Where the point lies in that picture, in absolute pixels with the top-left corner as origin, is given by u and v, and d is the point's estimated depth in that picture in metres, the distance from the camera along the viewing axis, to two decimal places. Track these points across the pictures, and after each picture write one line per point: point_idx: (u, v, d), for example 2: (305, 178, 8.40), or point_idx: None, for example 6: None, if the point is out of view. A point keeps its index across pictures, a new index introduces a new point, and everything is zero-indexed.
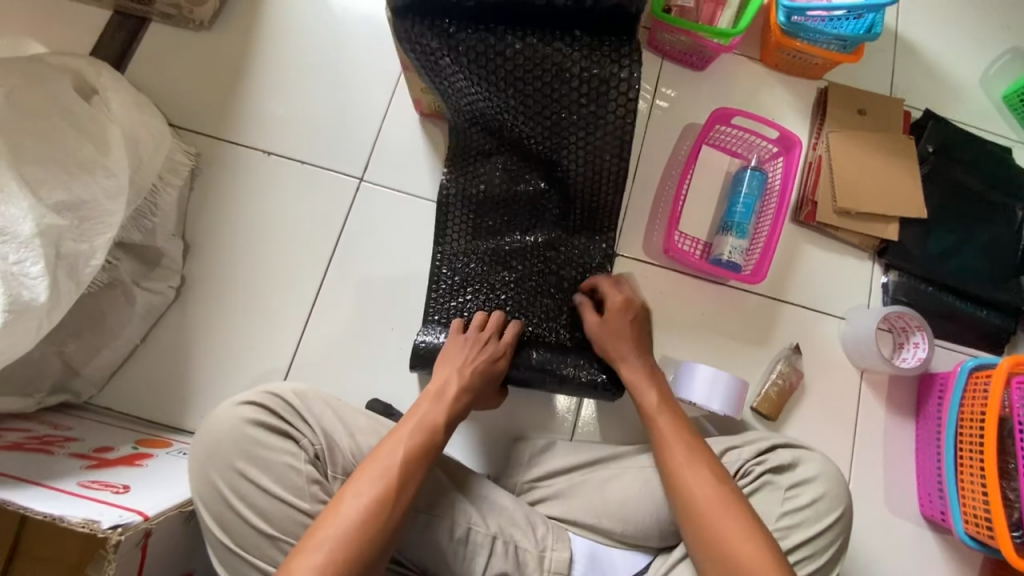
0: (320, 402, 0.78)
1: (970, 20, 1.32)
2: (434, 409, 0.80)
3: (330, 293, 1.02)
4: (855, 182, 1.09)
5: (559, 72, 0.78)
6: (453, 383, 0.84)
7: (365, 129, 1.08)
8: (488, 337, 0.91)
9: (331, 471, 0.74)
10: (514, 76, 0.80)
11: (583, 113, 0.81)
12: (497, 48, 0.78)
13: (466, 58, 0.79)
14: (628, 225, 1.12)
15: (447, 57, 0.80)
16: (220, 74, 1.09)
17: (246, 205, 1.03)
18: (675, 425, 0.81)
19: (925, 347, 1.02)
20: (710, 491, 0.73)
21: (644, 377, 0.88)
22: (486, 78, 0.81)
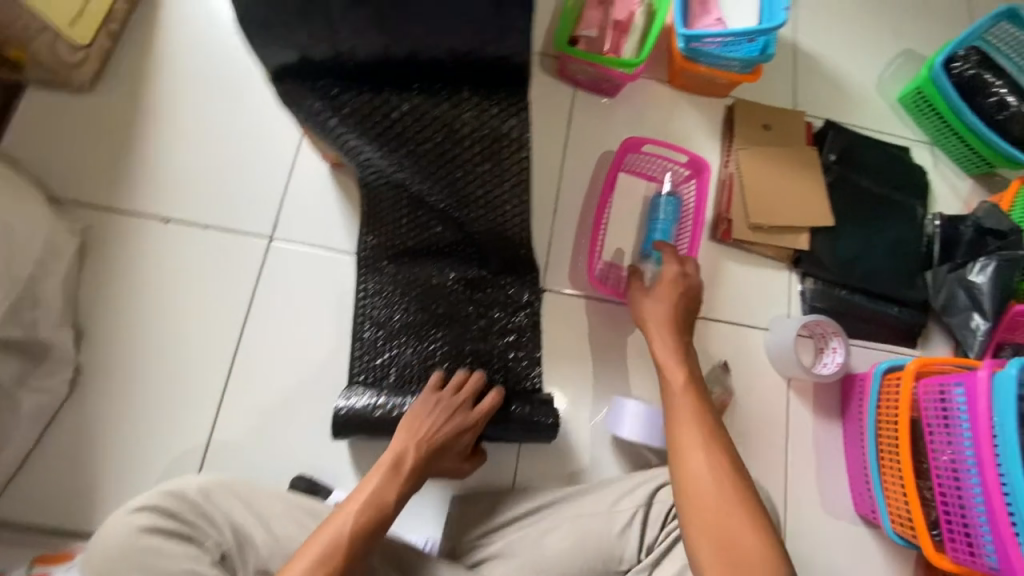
0: (227, 496, 0.76)
1: (864, 25, 1.38)
2: (389, 484, 0.78)
3: (248, 364, 0.97)
4: (765, 198, 1.13)
5: (451, 132, 0.77)
6: (413, 456, 0.82)
7: (272, 185, 1.04)
8: (461, 400, 0.90)
9: (239, 568, 0.75)
10: (407, 137, 0.77)
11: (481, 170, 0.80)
12: (385, 110, 0.75)
13: (354, 120, 0.76)
14: (555, 258, 1.12)
15: (334, 119, 0.76)
16: (109, 140, 1.02)
17: (146, 280, 0.97)
18: (694, 409, 0.80)
19: (842, 352, 1.07)
20: (715, 472, 0.75)
21: (673, 355, 0.87)
22: (377, 140, 0.78)
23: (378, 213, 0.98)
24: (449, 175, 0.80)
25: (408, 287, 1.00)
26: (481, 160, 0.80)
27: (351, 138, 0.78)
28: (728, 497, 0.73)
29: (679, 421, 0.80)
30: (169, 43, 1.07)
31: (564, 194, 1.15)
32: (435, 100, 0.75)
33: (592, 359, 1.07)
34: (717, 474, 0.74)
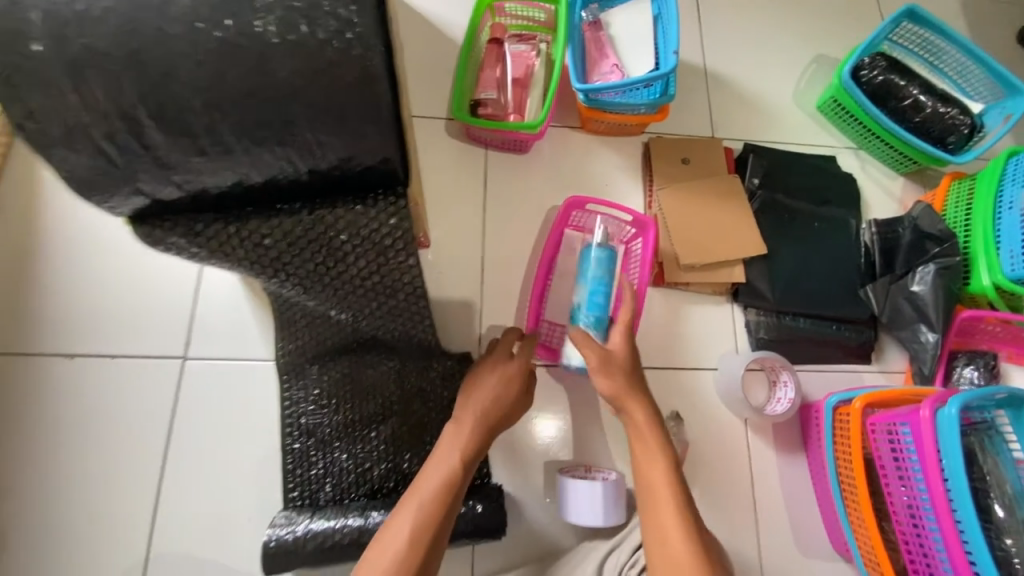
0: None
1: (774, 38, 1.37)
2: (434, 487, 0.76)
3: (177, 495, 0.94)
4: (693, 236, 1.10)
5: (330, 245, 0.73)
6: (473, 431, 0.82)
7: (178, 302, 1.00)
8: (521, 360, 0.92)
9: None
10: (287, 254, 0.74)
11: (372, 272, 0.78)
12: (259, 235, 0.71)
13: (225, 248, 0.72)
14: (488, 329, 1.09)
15: (206, 251, 0.72)
16: (6, 280, 0.98)
17: (62, 424, 0.95)
18: (668, 480, 0.79)
19: (792, 386, 1.04)
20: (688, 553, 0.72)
21: (637, 411, 0.86)
22: (258, 260, 0.75)
23: (285, 319, 0.93)
24: (340, 278, 0.80)
25: (331, 388, 0.96)
26: (369, 263, 0.77)
27: (230, 263, 0.76)
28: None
29: (654, 490, 0.79)
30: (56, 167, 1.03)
31: (488, 259, 1.12)
32: (304, 217, 0.69)
33: (539, 430, 1.03)
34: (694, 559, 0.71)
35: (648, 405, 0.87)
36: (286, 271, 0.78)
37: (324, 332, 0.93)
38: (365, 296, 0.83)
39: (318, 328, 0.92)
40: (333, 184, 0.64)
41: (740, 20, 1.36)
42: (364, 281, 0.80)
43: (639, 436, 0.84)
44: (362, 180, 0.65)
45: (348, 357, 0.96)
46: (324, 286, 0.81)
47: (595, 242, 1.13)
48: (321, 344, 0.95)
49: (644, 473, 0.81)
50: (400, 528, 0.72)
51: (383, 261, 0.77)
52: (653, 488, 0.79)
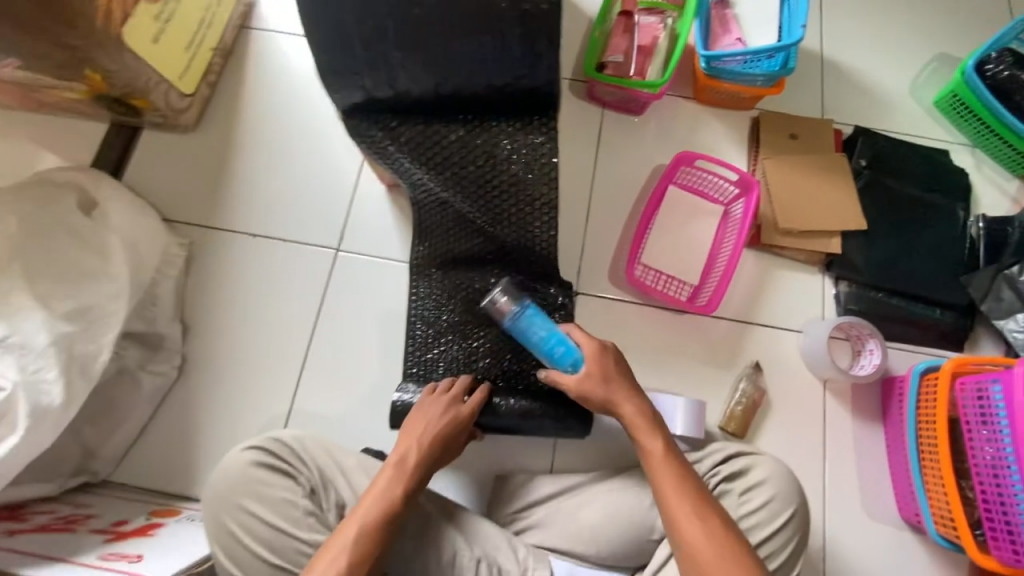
0: (317, 443, 0.87)
1: (896, 34, 1.40)
2: (393, 482, 0.80)
3: (316, 359, 1.12)
4: (793, 203, 1.17)
5: (489, 146, 0.93)
6: (416, 453, 0.84)
7: (337, 203, 1.20)
8: (453, 397, 0.93)
9: (326, 504, 0.83)
10: (452, 152, 0.93)
11: (515, 173, 0.94)
12: (436, 139, 0.92)
13: (407, 142, 0.91)
14: (590, 264, 1.18)
15: (392, 146, 0.92)
16: (208, 169, 1.21)
17: (237, 291, 1.14)
18: (677, 479, 0.77)
19: (878, 353, 1.08)
20: (709, 541, 0.72)
21: (642, 417, 0.84)
22: (428, 157, 0.92)
23: (420, 228, 1.05)
24: (489, 180, 0.95)
25: (452, 296, 1.04)
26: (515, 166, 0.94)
27: (405, 157, 0.93)
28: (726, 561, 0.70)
29: (671, 499, 0.76)
30: (255, 86, 1.26)
31: (595, 204, 1.23)
32: (474, 123, 0.92)
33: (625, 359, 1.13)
34: (711, 547, 0.72)
35: (643, 404, 0.86)
36: (445, 169, 0.94)
37: (454, 243, 1.02)
38: (506, 199, 0.96)
39: (450, 237, 1.02)
40: (505, 99, 0.89)
41: (865, 15, 1.40)
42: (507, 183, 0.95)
43: (644, 444, 0.81)
44: (528, 95, 0.89)
45: (468, 274, 1.04)
46: (472, 188, 0.96)
47: (698, 200, 1.21)
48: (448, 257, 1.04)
49: (659, 483, 0.78)
50: (372, 509, 0.76)
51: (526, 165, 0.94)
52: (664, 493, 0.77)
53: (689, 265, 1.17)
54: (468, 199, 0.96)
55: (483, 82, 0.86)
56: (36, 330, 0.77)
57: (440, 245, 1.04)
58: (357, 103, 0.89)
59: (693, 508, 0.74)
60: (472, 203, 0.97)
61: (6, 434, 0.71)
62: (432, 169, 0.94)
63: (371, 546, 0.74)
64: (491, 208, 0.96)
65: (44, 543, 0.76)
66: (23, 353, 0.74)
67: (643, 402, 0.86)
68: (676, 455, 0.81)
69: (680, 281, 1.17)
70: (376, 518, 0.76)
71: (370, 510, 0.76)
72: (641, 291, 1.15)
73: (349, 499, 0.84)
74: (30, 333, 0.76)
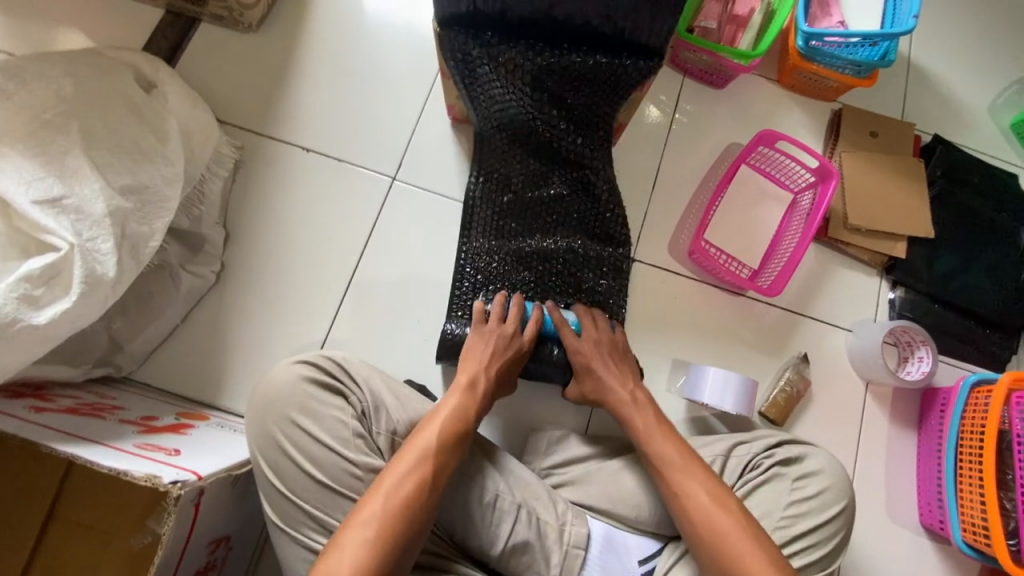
0: (368, 369, 0.86)
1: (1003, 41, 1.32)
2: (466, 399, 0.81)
3: (359, 287, 1.06)
4: (865, 200, 1.14)
5: (587, 79, 0.88)
6: (485, 379, 0.84)
7: (400, 129, 1.12)
8: (512, 330, 0.89)
9: (375, 428, 0.81)
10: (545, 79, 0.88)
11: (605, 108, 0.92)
12: (534, 61, 0.86)
13: (500, 62, 0.86)
14: (652, 232, 1.14)
15: (486, 65, 0.86)
16: (265, 73, 1.13)
17: (285, 209, 1.08)
18: (681, 458, 0.80)
19: (929, 361, 1.07)
20: (715, 511, 0.75)
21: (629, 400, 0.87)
22: (518, 81, 0.87)
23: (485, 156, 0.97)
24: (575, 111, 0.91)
25: (509, 233, 0.98)
26: (608, 102, 0.91)
27: (493, 79, 0.87)
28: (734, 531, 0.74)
29: (660, 467, 0.81)
30: None
31: (664, 174, 1.17)
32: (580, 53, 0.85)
33: (674, 333, 1.11)
34: (703, 506, 0.76)
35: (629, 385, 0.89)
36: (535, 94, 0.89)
37: (521, 178, 0.96)
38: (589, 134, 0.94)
39: (520, 172, 0.96)
40: (613, 42, 0.84)
41: (975, 16, 1.31)
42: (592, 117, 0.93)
43: (630, 418, 0.85)
44: (634, 41, 0.84)
45: (531, 213, 0.97)
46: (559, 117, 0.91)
47: (767, 184, 1.18)
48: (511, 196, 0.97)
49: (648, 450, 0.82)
50: (438, 434, 0.75)
51: (616, 106, 0.93)
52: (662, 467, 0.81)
53: (748, 249, 1.16)
54: (550, 130, 0.92)
55: (597, 10, 0.80)
56: (95, 197, 0.77)
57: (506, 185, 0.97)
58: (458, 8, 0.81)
59: (683, 473, 0.79)
60: (556, 132, 0.92)
61: (59, 297, 0.72)
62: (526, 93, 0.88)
63: (443, 467, 0.73)
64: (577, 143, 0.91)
65: (73, 422, 0.72)
66: (81, 219, 0.75)
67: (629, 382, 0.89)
68: (665, 425, 0.85)
69: (740, 261, 1.15)
70: (447, 440, 0.75)
71: (435, 433, 0.75)
72: (699, 265, 1.13)
73: (400, 424, 0.82)
74: (90, 199, 0.77)
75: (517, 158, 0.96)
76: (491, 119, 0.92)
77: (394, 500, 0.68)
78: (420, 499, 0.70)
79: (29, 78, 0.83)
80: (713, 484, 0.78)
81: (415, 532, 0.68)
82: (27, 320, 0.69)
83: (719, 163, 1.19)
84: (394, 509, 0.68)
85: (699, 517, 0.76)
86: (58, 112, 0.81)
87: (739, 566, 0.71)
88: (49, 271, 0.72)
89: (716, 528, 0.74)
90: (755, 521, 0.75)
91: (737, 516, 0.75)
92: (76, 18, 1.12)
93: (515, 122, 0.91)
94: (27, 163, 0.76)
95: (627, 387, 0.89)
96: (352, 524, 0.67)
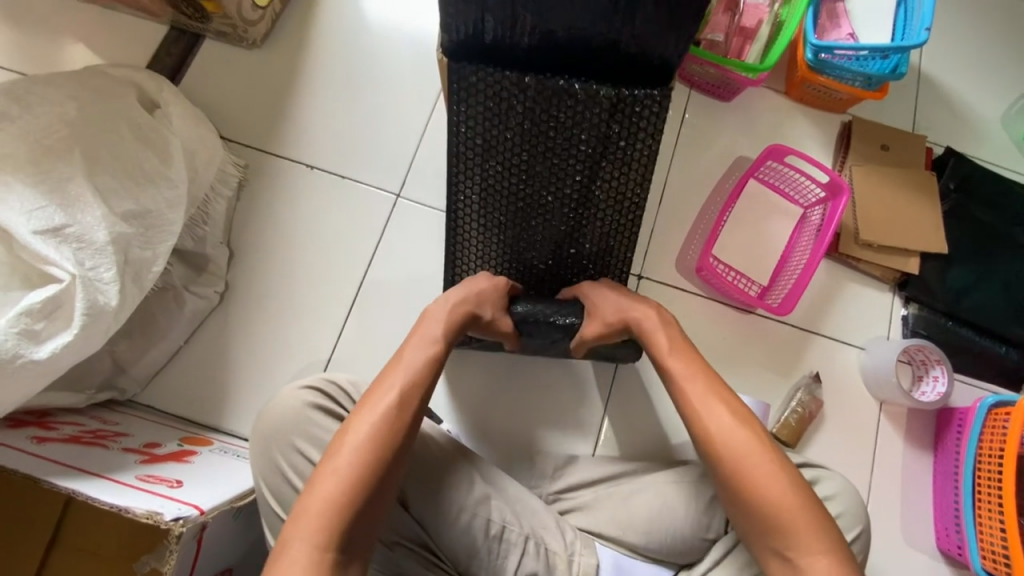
0: None
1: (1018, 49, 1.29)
2: (435, 320, 0.79)
3: (363, 305, 1.05)
4: (876, 215, 1.12)
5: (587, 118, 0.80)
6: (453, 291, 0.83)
7: (403, 145, 1.11)
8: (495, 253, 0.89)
9: None
10: (538, 121, 0.81)
11: (606, 154, 0.83)
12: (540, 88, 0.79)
13: (492, 102, 0.80)
14: (660, 247, 1.13)
15: (488, 92, 0.80)
16: (270, 89, 1.12)
17: (288, 227, 1.07)
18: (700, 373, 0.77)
19: (944, 381, 1.04)
20: (730, 426, 0.72)
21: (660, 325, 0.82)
22: (508, 122, 0.82)
23: (470, 190, 0.89)
24: (572, 157, 0.84)
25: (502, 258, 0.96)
26: (609, 148, 0.83)
27: (482, 121, 0.82)
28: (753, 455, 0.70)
29: (682, 388, 0.76)
30: (332, 9, 1.15)
31: (671, 188, 1.15)
32: (584, 87, 0.78)
33: None
34: (726, 427, 0.72)
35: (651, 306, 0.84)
36: (527, 135, 0.83)
37: (509, 221, 0.91)
38: (587, 183, 0.86)
39: (509, 218, 0.91)
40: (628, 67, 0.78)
41: (987, 25, 1.29)
42: (591, 164, 0.84)
43: (651, 339, 0.81)
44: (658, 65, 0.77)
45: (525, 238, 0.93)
46: (553, 163, 0.85)
47: (775, 200, 1.16)
48: (508, 219, 0.91)
49: (661, 366, 0.79)
50: (418, 352, 0.76)
51: (630, 140, 0.82)
52: (681, 380, 0.77)
53: (758, 264, 1.14)
54: (543, 176, 0.86)
55: (627, 31, 0.73)
56: (97, 224, 0.77)
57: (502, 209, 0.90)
58: (459, 39, 0.76)
59: (699, 397, 0.75)
60: (549, 177, 0.86)
61: (61, 329, 0.72)
62: (529, 119, 0.81)
63: (420, 388, 0.73)
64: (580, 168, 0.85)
65: (75, 453, 0.71)
66: (84, 247, 0.75)
67: (650, 303, 0.84)
68: (688, 346, 0.80)
69: (749, 278, 1.13)
70: (424, 361, 0.75)
71: (415, 355, 0.75)
72: (707, 282, 1.11)
73: None
74: (92, 227, 0.76)
75: (505, 205, 0.90)
76: (480, 156, 0.85)
77: (378, 417, 0.68)
78: (401, 411, 0.69)
79: (34, 102, 0.82)
80: (736, 408, 0.74)
81: (396, 455, 0.67)
82: (27, 355, 0.69)
83: (727, 177, 1.17)
84: (375, 429, 0.67)
85: (719, 438, 0.72)
86: (62, 139, 0.81)
87: (755, 496, 0.68)
88: (51, 304, 0.71)
89: (738, 456, 0.71)
90: (777, 449, 0.71)
91: (757, 442, 0.71)
92: (81, 35, 1.11)
93: (503, 164, 0.85)
94: (29, 191, 0.75)
95: (650, 313, 0.83)
96: (328, 460, 0.65)
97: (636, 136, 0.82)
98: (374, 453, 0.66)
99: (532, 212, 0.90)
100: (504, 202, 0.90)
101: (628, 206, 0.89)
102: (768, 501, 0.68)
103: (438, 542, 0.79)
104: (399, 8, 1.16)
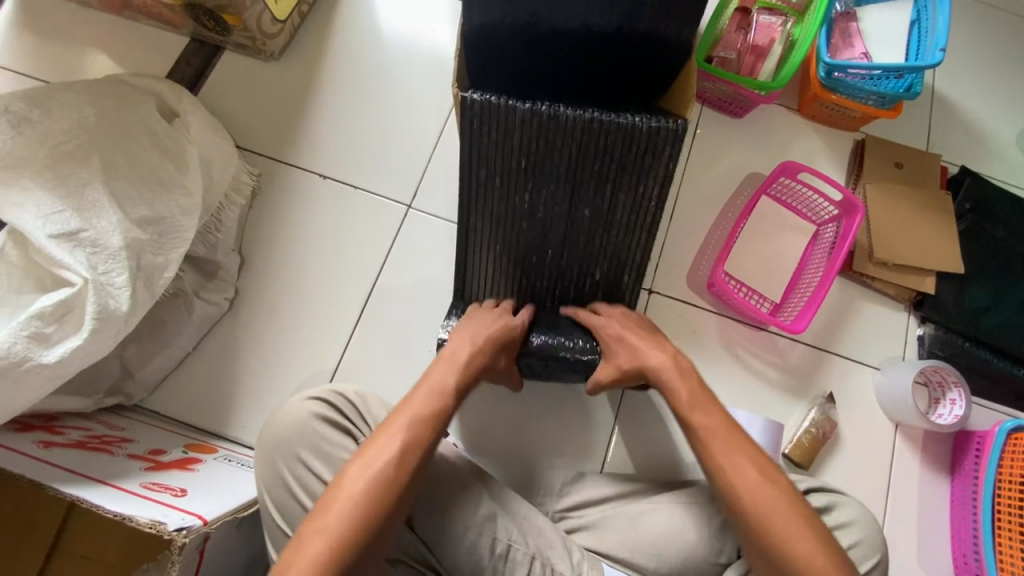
0: (379, 406, 0.85)
1: None
2: (442, 374, 0.78)
3: (370, 316, 1.05)
4: (890, 234, 1.11)
5: (601, 141, 0.79)
6: (469, 355, 0.81)
7: (415, 158, 1.12)
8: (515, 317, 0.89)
9: None
10: (549, 146, 0.80)
11: (618, 181, 0.83)
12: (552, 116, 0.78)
13: (503, 128, 0.80)
14: (671, 261, 1.12)
15: (499, 119, 0.79)
16: (287, 101, 1.13)
17: (300, 234, 1.07)
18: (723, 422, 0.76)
19: (962, 404, 1.02)
20: (757, 478, 0.72)
21: (677, 375, 0.82)
22: (520, 146, 0.81)
23: (481, 210, 0.88)
24: (584, 180, 0.83)
25: (510, 272, 0.94)
26: (622, 172, 0.82)
27: (493, 145, 0.81)
28: (781, 509, 0.70)
29: (707, 442, 0.75)
30: (350, 24, 1.17)
31: (682, 204, 1.15)
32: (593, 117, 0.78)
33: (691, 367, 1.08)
34: (750, 482, 0.71)
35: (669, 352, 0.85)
36: (536, 157, 0.81)
37: (521, 238, 0.89)
38: (604, 198, 0.84)
39: (518, 240, 0.90)
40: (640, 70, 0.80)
41: (1003, 47, 1.29)
42: (604, 186, 0.83)
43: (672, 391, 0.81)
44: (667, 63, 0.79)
45: (536, 253, 0.91)
46: (565, 187, 0.83)
47: (788, 217, 1.15)
48: (521, 234, 0.89)
49: (686, 416, 0.78)
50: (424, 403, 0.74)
51: (645, 164, 0.81)
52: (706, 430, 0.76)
53: (770, 281, 1.13)
54: (553, 198, 0.85)
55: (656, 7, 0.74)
56: (112, 229, 0.78)
57: (513, 228, 0.89)
58: (475, 36, 0.77)
59: (728, 445, 0.74)
60: (560, 198, 0.85)
61: (71, 333, 0.72)
62: (540, 146, 0.80)
63: (424, 433, 0.72)
64: (590, 192, 0.84)
65: (79, 459, 0.71)
66: (97, 252, 0.76)
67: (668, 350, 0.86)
68: (706, 393, 0.80)
69: (761, 294, 1.12)
70: (424, 416, 0.73)
71: (419, 404, 0.74)
72: (718, 296, 1.09)
73: None
74: (106, 232, 0.77)
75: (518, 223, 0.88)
76: (492, 177, 0.84)
77: (374, 478, 0.67)
78: (400, 468, 0.68)
79: (56, 109, 0.84)
80: (760, 462, 0.73)
81: (392, 511, 0.67)
82: (36, 358, 0.69)
83: (739, 192, 1.16)
84: (371, 486, 0.66)
85: (743, 493, 0.71)
86: (81, 145, 0.82)
87: (783, 546, 0.68)
88: (61, 307, 0.72)
89: (764, 508, 0.70)
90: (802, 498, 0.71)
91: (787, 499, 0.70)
92: (105, 46, 1.14)
93: (515, 186, 0.84)
94: (47, 196, 0.76)
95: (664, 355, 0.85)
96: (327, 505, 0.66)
97: (649, 156, 0.80)
98: (363, 512, 0.65)
99: (544, 230, 0.88)
100: (515, 221, 0.88)
101: (641, 220, 0.86)
102: (793, 545, 0.68)
103: (442, 560, 0.79)
104: (416, 23, 1.18)
